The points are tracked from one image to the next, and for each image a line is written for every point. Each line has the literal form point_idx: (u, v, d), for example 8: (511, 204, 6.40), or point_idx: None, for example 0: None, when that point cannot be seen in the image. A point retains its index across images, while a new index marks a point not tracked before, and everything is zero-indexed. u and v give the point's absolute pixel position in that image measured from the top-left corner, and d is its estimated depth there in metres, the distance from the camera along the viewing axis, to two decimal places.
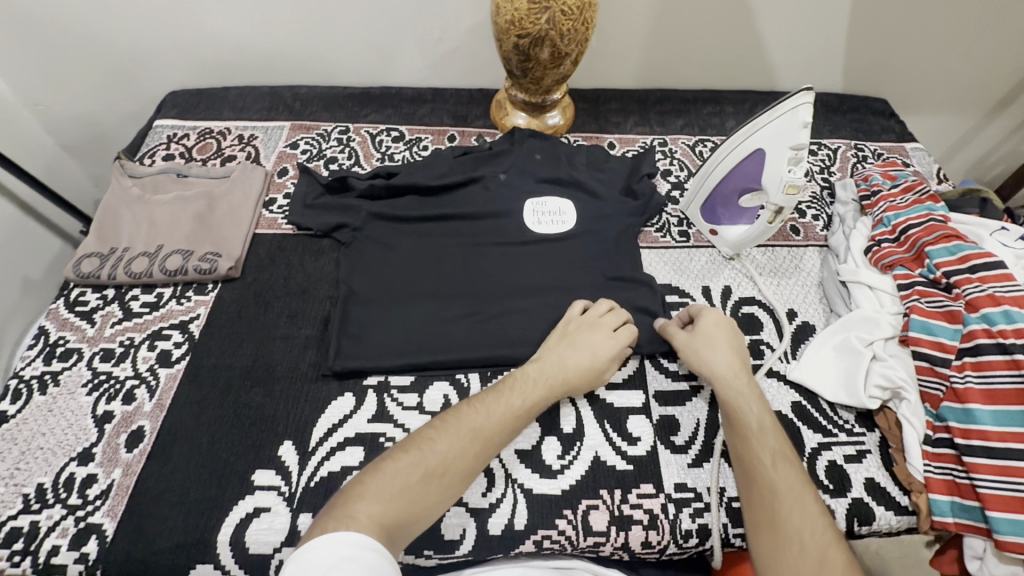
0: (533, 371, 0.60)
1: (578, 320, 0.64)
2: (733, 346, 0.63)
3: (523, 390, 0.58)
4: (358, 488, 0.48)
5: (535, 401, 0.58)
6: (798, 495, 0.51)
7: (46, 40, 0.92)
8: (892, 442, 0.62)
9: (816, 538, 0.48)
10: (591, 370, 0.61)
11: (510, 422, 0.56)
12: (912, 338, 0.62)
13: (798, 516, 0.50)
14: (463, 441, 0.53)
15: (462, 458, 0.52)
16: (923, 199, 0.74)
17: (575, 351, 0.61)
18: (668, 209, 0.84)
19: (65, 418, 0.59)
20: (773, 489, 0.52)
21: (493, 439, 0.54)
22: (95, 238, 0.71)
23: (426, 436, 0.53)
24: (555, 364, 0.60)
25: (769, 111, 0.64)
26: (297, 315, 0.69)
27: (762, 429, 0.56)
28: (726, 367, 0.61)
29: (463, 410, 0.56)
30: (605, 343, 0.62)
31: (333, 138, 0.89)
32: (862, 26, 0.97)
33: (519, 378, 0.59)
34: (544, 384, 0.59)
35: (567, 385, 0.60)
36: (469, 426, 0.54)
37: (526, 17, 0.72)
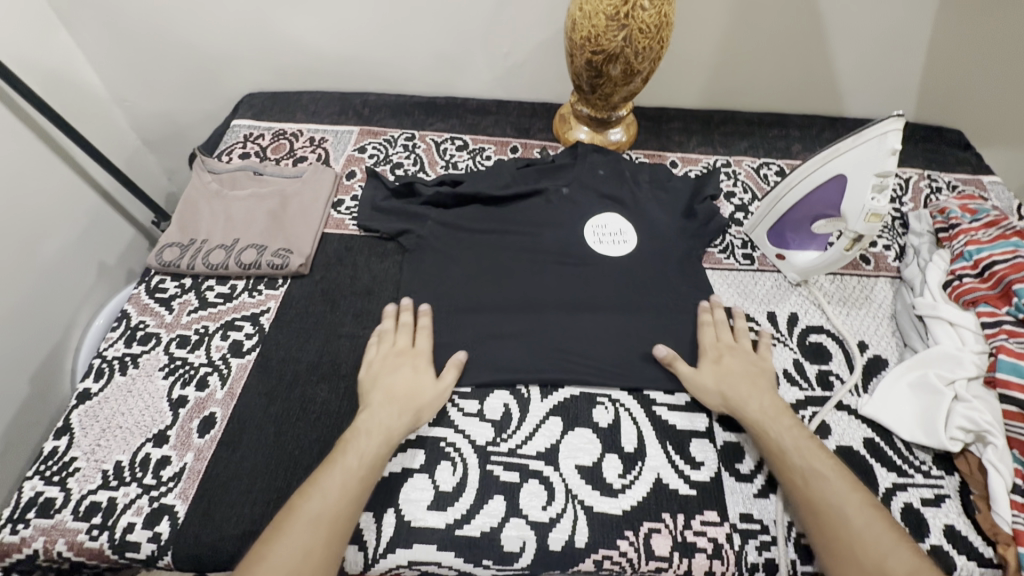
0: (364, 423, 0.57)
1: (382, 357, 0.63)
2: (741, 378, 0.62)
3: (357, 448, 0.55)
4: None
5: (374, 453, 0.55)
6: (836, 507, 0.52)
7: (140, 42, 0.98)
8: (975, 489, 0.59)
9: (874, 544, 0.49)
10: (419, 389, 0.60)
11: (353, 487, 0.52)
12: (1000, 379, 0.59)
13: (848, 530, 0.50)
14: (305, 538, 0.49)
15: (307, 557, 0.48)
16: (1008, 235, 0.71)
17: (393, 374, 0.61)
18: (731, 230, 0.83)
19: (143, 399, 0.61)
20: (813, 507, 0.52)
21: (342, 519, 0.51)
22: (176, 229, 0.75)
23: (259, 553, 0.48)
24: (384, 406, 0.58)
25: (853, 137, 0.62)
26: (361, 316, 0.70)
27: (787, 450, 0.56)
28: (738, 395, 0.61)
29: (296, 500, 0.51)
30: (415, 360, 0.63)
31: (399, 144, 0.92)
32: (941, 54, 0.94)
33: (351, 437, 0.56)
34: (380, 431, 0.56)
35: (412, 415, 0.59)
36: (307, 517, 0.50)
37: (603, 34, 0.72)
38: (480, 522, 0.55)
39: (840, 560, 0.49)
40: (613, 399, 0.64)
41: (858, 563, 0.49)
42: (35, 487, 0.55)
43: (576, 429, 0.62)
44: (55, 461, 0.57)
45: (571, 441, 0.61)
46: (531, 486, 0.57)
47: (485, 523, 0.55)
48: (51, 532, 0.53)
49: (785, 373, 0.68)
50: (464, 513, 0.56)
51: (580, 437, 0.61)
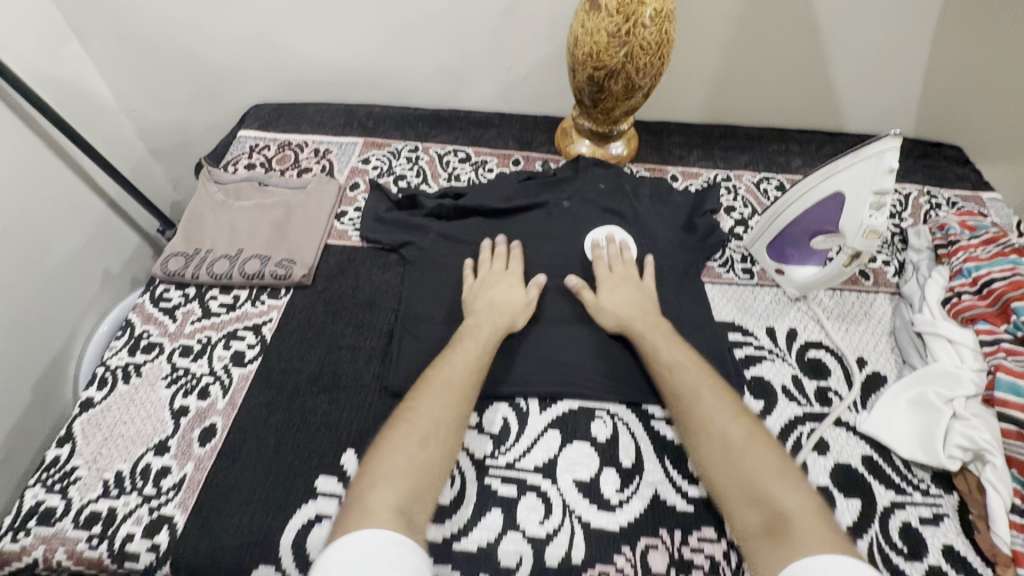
0: (475, 320, 0.66)
1: (479, 279, 0.70)
2: (633, 302, 0.68)
3: (473, 336, 0.64)
4: (368, 475, 0.50)
5: (486, 342, 0.64)
6: (694, 394, 0.58)
7: (149, 54, 1.00)
8: (974, 508, 0.59)
9: (721, 421, 0.56)
10: (516, 301, 0.68)
11: (475, 363, 0.61)
12: (999, 399, 0.59)
13: (699, 413, 0.57)
14: (443, 399, 0.57)
15: (445, 414, 0.56)
16: (1007, 252, 0.71)
17: (491, 289, 0.69)
18: (731, 245, 0.83)
19: (144, 408, 0.62)
20: (676, 396, 0.59)
21: (468, 385, 0.59)
22: (181, 239, 0.76)
23: (408, 408, 0.56)
24: (490, 311, 0.66)
25: (852, 155, 0.63)
26: (363, 326, 0.70)
27: (688, 384, 0.59)
28: (634, 319, 0.66)
29: (432, 371, 0.60)
30: (508, 279, 0.70)
31: (403, 156, 0.93)
32: (940, 71, 0.95)
33: (467, 329, 0.65)
34: (491, 324, 0.65)
35: (510, 318, 0.66)
36: (443, 383, 0.58)
37: (604, 50, 0.73)
38: (477, 536, 0.55)
39: (696, 438, 0.56)
40: (612, 413, 0.64)
41: (708, 438, 0.55)
42: (37, 496, 0.56)
43: (574, 443, 0.62)
44: (57, 470, 0.57)
45: (569, 455, 0.61)
46: (529, 500, 0.58)
47: (482, 537, 0.55)
48: (51, 541, 0.53)
49: (784, 390, 0.68)
50: (462, 526, 0.56)
51: (578, 452, 0.61)
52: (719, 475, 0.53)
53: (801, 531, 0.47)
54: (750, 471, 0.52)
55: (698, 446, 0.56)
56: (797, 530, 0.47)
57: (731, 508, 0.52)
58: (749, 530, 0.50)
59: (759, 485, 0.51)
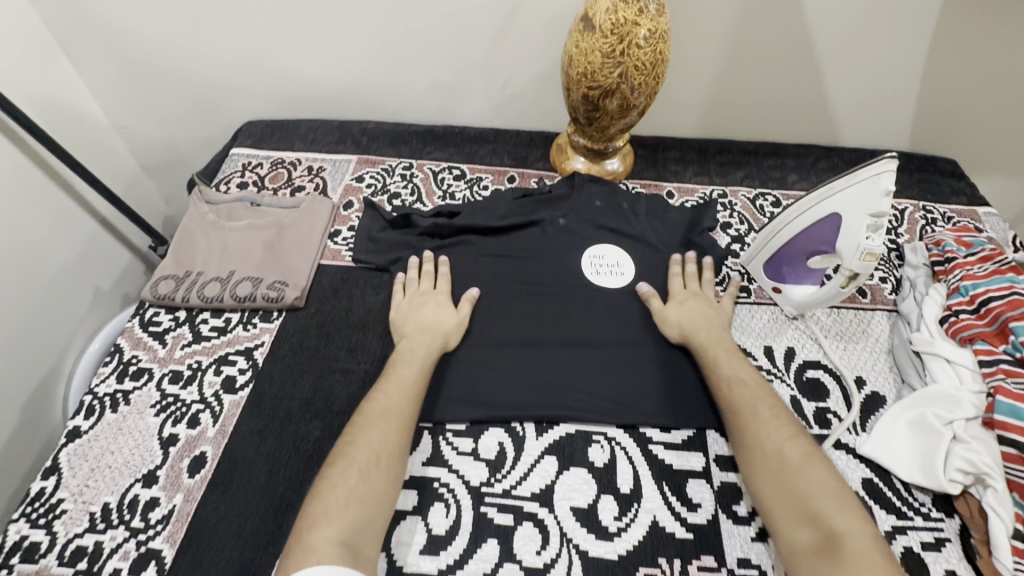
0: (407, 346, 0.65)
1: (406, 302, 0.71)
2: (697, 316, 0.70)
3: (408, 363, 0.63)
4: (312, 515, 0.50)
5: (421, 367, 0.63)
6: (751, 409, 0.60)
7: (141, 71, 0.99)
8: (976, 533, 0.58)
9: (778, 437, 0.57)
10: (446, 320, 0.68)
11: (410, 389, 0.61)
12: (998, 421, 0.59)
13: (755, 428, 0.58)
14: (382, 428, 0.57)
15: (387, 444, 0.56)
16: (1004, 270, 0.71)
17: (419, 312, 0.69)
18: (728, 262, 0.83)
19: (132, 438, 0.60)
20: (733, 409, 0.60)
21: (406, 413, 0.59)
22: (171, 261, 0.74)
23: (346, 441, 0.56)
24: (420, 334, 0.66)
25: (848, 177, 0.63)
26: (356, 349, 0.69)
27: (744, 398, 0.61)
28: (691, 328, 0.68)
29: (370, 402, 0.59)
30: (437, 299, 0.71)
31: (397, 173, 0.92)
32: (933, 86, 0.95)
33: (401, 356, 0.64)
34: (421, 348, 0.65)
35: (441, 338, 0.67)
36: (380, 413, 0.58)
37: (599, 70, 0.73)
38: (473, 567, 0.54)
39: (749, 450, 0.57)
40: (609, 438, 0.63)
41: (762, 451, 0.56)
42: (21, 531, 0.54)
43: (571, 469, 0.61)
44: (41, 504, 0.56)
45: (566, 481, 0.60)
46: (525, 529, 0.57)
47: (478, 569, 0.54)
48: None
49: None
50: (457, 557, 0.55)
51: (575, 478, 0.60)
52: (769, 488, 0.54)
53: (851, 551, 0.48)
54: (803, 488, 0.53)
55: (751, 459, 0.57)
56: (847, 550, 0.48)
57: (780, 522, 0.53)
58: (798, 544, 0.51)
59: (811, 503, 0.52)
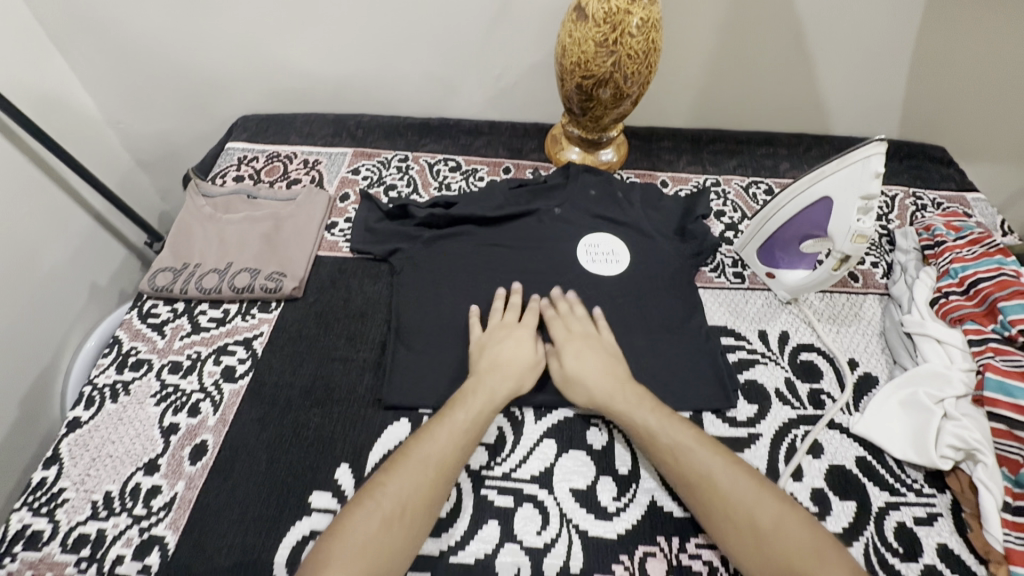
0: (476, 385, 0.62)
1: (487, 331, 0.67)
2: (601, 370, 0.63)
3: (466, 405, 0.60)
4: (322, 559, 0.48)
5: (478, 413, 0.59)
6: (705, 479, 0.54)
7: (135, 66, 0.99)
8: (966, 507, 0.59)
9: (744, 502, 0.52)
10: (524, 362, 0.64)
11: (461, 437, 0.57)
12: (988, 398, 0.60)
13: (717, 498, 0.53)
14: (416, 476, 0.54)
15: (417, 495, 0.53)
16: (992, 252, 0.72)
17: (499, 345, 0.65)
18: (722, 249, 0.84)
19: (133, 427, 0.61)
20: (685, 482, 0.55)
21: (449, 462, 0.55)
22: (168, 254, 0.75)
23: (377, 483, 0.53)
24: (497, 373, 0.63)
25: (838, 160, 0.64)
26: (355, 338, 0.70)
27: (689, 463, 0.55)
28: (600, 388, 0.62)
29: (410, 444, 0.56)
30: (518, 333, 0.67)
31: (393, 165, 0.93)
32: (922, 75, 0.97)
33: (464, 396, 0.61)
34: (488, 393, 0.61)
35: (514, 383, 0.63)
36: (417, 459, 0.55)
37: (592, 60, 0.74)
38: (475, 548, 0.55)
39: (721, 526, 0.52)
40: (607, 421, 0.64)
41: (735, 526, 0.52)
42: (23, 519, 0.54)
43: (571, 451, 0.62)
44: (43, 492, 0.56)
45: (566, 464, 0.61)
46: (525, 511, 0.57)
47: (480, 549, 0.55)
48: (39, 566, 0.52)
49: (777, 393, 0.68)
50: (459, 539, 0.55)
51: (575, 460, 0.61)
52: (751, 559, 0.50)
53: None
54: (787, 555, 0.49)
55: (723, 533, 0.52)
56: None
57: None
58: None
59: (799, 563, 0.48)
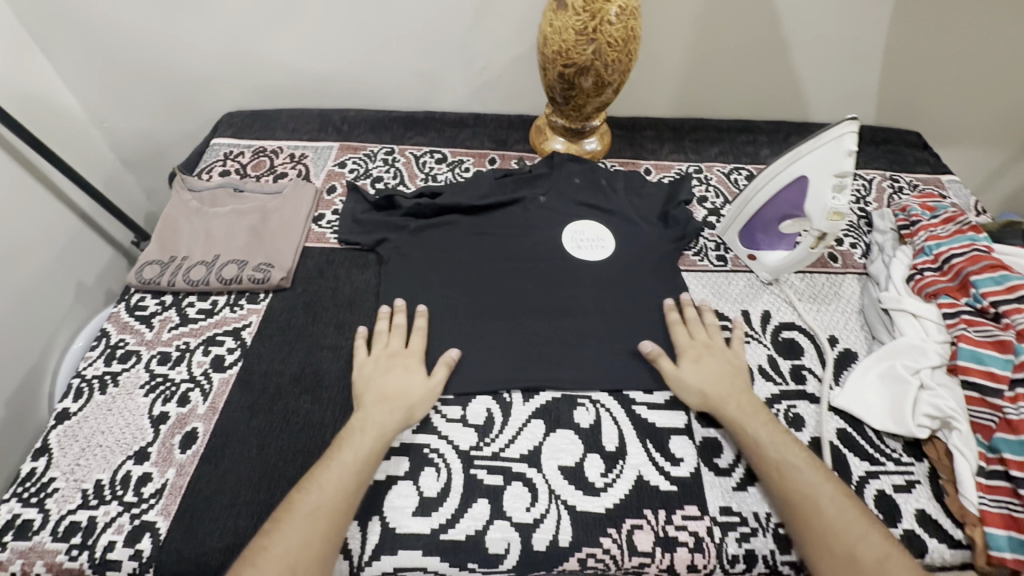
0: (359, 420, 0.59)
1: (370, 363, 0.64)
2: (718, 377, 0.64)
3: (352, 446, 0.56)
4: None
5: (369, 449, 0.57)
6: (811, 501, 0.54)
7: (117, 64, 0.99)
8: (943, 473, 0.61)
9: (847, 527, 0.52)
10: (413, 388, 0.62)
11: (349, 480, 0.54)
12: (960, 366, 0.62)
13: (819, 522, 0.53)
14: (304, 529, 0.51)
15: (307, 547, 0.50)
16: (965, 229, 0.75)
17: (385, 376, 0.63)
18: (705, 234, 0.85)
19: (123, 417, 0.61)
20: (788, 500, 0.55)
21: (339, 507, 0.52)
22: (155, 247, 0.75)
23: (260, 544, 0.50)
24: (379, 405, 0.60)
25: (814, 140, 0.65)
26: (343, 327, 0.70)
27: (793, 478, 0.56)
28: (716, 393, 0.63)
29: (295, 495, 0.53)
30: (408, 361, 0.64)
31: (379, 158, 0.93)
32: (896, 61, 0.99)
33: (347, 435, 0.57)
34: (374, 428, 0.58)
35: (405, 413, 0.60)
36: (304, 510, 0.52)
37: (573, 48, 0.75)
38: (465, 525, 0.56)
39: (816, 550, 0.52)
40: (594, 400, 0.65)
41: (831, 550, 0.51)
42: (13, 509, 0.54)
43: (559, 431, 0.63)
44: (32, 483, 0.56)
45: (554, 442, 0.62)
46: (515, 489, 0.58)
47: (470, 526, 0.56)
48: (28, 555, 0.52)
49: (760, 370, 0.70)
50: (448, 517, 0.56)
51: (562, 439, 0.62)
52: None
53: None
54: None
55: (819, 554, 0.52)
56: None
57: None
58: None
59: None
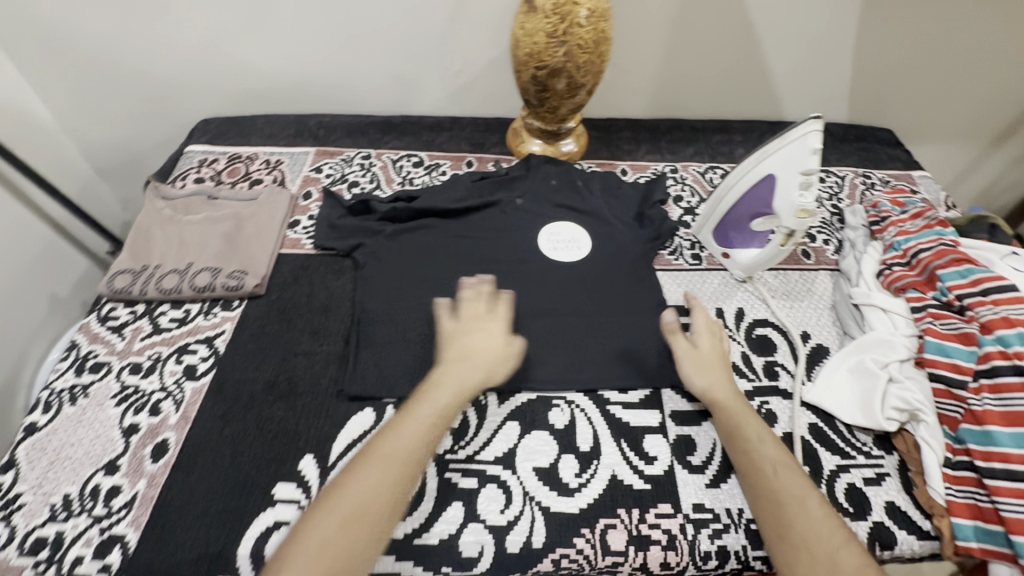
0: (439, 376, 0.60)
1: (455, 325, 0.64)
2: (721, 371, 0.64)
3: (433, 399, 0.58)
4: (287, 555, 0.47)
5: (446, 405, 0.58)
6: (801, 501, 0.53)
7: (89, 72, 0.98)
8: (912, 465, 0.62)
9: (823, 535, 0.50)
10: (496, 351, 0.63)
11: (427, 434, 0.55)
12: (927, 359, 0.63)
13: (804, 523, 0.51)
14: (382, 472, 0.52)
15: (382, 491, 0.51)
16: (933, 224, 0.76)
17: (468, 335, 0.63)
18: (680, 233, 0.86)
19: (93, 428, 0.60)
20: (778, 496, 0.54)
21: (416, 456, 0.54)
22: (127, 256, 0.74)
23: (342, 479, 0.51)
24: (461, 363, 0.61)
25: (779, 140, 0.66)
26: (318, 333, 0.70)
27: (778, 482, 0.55)
28: (719, 387, 0.63)
29: (376, 439, 0.55)
30: (492, 324, 0.65)
31: (355, 163, 0.93)
32: (867, 59, 1.00)
33: (429, 388, 0.59)
34: (454, 385, 0.59)
35: (486, 373, 0.61)
36: (384, 453, 0.53)
37: (544, 50, 0.76)
38: (439, 529, 0.56)
39: (786, 553, 0.51)
40: (569, 401, 0.66)
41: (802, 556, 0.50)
42: None
43: (533, 432, 0.63)
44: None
45: (528, 444, 0.62)
46: (489, 491, 0.58)
47: (443, 530, 0.56)
48: None
49: (734, 367, 0.71)
50: (422, 521, 0.56)
51: (537, 440, 0.62)
52: None
53: None
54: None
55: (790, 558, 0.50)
56: None
57: None
58: None
59: None
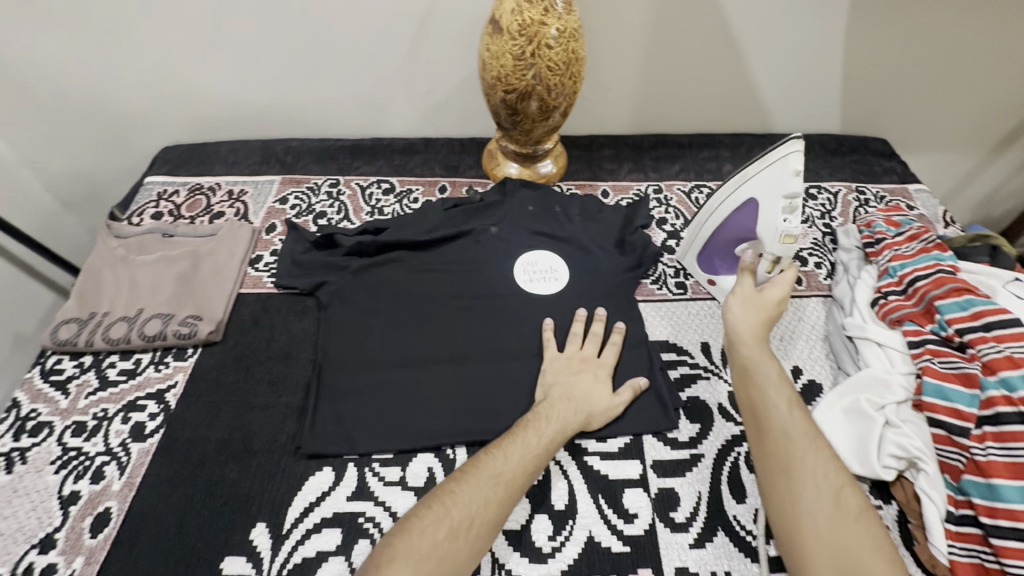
0: (545, 409, 0.60)
1: (565, 362, 0.65)
2: (766, 314, 0.63)
3: (538, 429, 0.57)
4: (389, 551, 0.47)
5: (550, 440, 0.57)
6: (812, 441, 0.53)
7: (45, 103, 0.94)
8: (913, 518, 0.58)
9: (821, 476, 0.51)
10: (599, 398, 0.62)
11: (529, 461, 0.55)
12: (927, 403, 0.59)
13: (809, 460, 0.51)
14: (489, 491, 0.52)
15: (487, 507, 0.51)
16: (930, 248, 0.71)
17: (575, 376, 0.63)
18: (664, 259, 0.82)
19: (29, 499, 0.56)
20: (788, 433, 0.54)
21: (517, 480, 0.53)
22: (73, 303, 0.70)
23: (448, 489, 0.52)
24: (568, 401, 0.61)
25: (760, 161, 0.63)
26: (278, 383, 0.66)
27: (784, 420, 0.55)
28: (752, 326, 0.63)
29: (481, 458, 0.55)
30: (593, 368, 0.65)
31: (323, 191, 0.89)
32: (858, 69, 0.96)
33: (536, 417, 0.59)
34: (560, 421, 0.59)
35: (584, 419, 0.61)
36: (489, 473, 0.53)
37: (513, 73, 0.71)
38: None
39: (776, 485, 0.52)
40: None
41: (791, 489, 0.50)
42: None
43: None
44: None
45: None
46: None
47: None
48: None
49: (721, 409, 0.66)
50: None
51: None
52: (796, 519, 0.49)
53: None
54: (851, 535, 0.47)
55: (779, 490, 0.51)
56: None
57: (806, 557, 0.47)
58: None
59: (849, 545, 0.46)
